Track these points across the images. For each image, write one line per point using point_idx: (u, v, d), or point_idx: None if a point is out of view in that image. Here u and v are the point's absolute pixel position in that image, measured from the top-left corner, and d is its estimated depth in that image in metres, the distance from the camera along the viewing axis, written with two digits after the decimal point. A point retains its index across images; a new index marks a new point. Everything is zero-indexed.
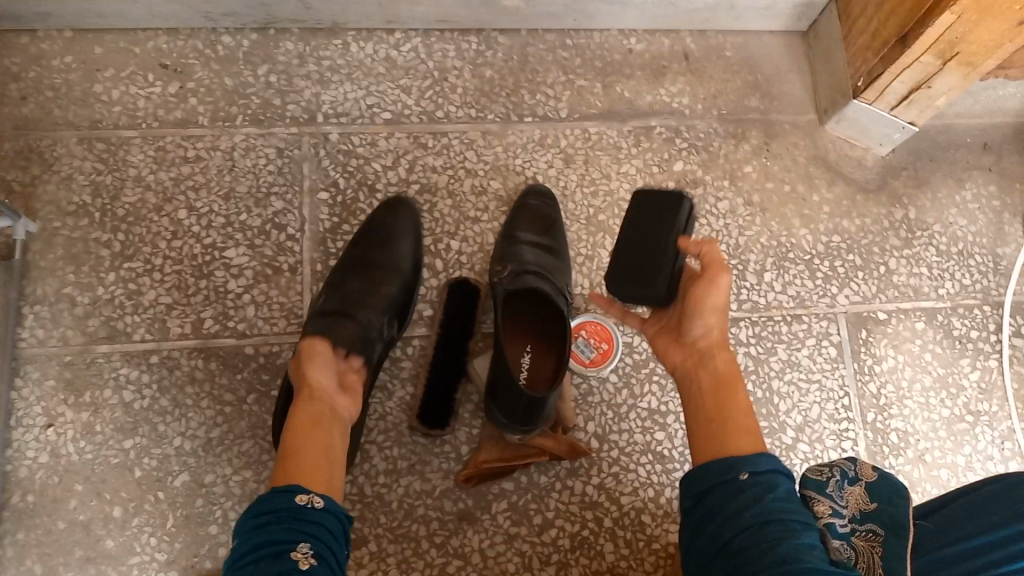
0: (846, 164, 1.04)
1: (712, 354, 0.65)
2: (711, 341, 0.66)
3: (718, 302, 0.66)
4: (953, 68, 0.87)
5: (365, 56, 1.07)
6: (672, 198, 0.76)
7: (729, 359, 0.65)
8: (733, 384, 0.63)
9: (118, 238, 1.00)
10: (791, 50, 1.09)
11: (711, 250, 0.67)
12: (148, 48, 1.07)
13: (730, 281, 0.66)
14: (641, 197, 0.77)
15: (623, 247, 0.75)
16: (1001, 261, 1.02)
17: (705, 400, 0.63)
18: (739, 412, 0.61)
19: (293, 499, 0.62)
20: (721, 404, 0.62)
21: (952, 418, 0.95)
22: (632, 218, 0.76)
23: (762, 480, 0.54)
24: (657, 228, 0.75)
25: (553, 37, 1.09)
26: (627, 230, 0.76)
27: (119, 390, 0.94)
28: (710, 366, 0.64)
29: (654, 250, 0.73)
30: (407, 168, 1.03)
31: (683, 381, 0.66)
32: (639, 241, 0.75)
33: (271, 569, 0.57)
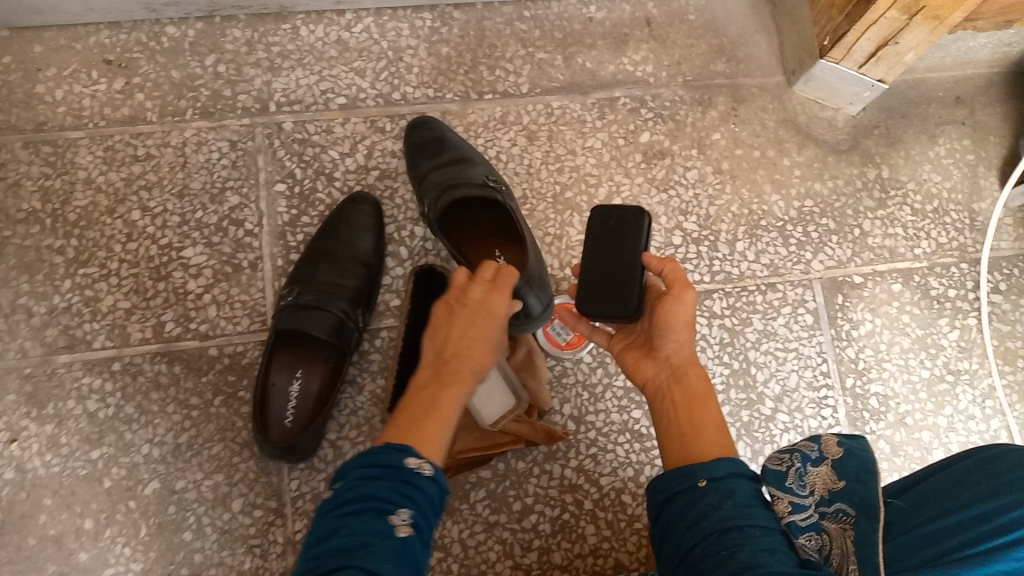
0: (817, 126, 1.02)
1: (685, 370, 0.65)
2: (682, 357, 0.66)
3: (686, 318, 0.65)
4: (920, 23, 0.84)
5: (316, 40, 1.03)
6: (632, 213, 0.74)
7: (702, 374, 0.64)
8: (706, 400, 0.63)
9: (71, 243, 0.96)
10: (757, 9, 1.05)
11: (674, 268, 0.67)
12: (90, 44, 1.02)
13: (695, 296, 0.65)
14: (600, 211, 0.75)
15: (588, 267, 0.73)
16: (977, 217, 1.00)
17: (678, 413, 0.62)
18: (711, 425, 0.60)
19: (404, 460, 0.57)
20: (693, 416, 0.61)
21: (932, 379, 0.94)
22: (592, 235, 0.74)
23: (721, 485, 0.54)
24: (621, 243, 0.73)
25: (510, 9, 1.05)
26: (589, 248, 0.74)
27: (82, 401, 0.91)
28: (683, 383, 0.64)
29: (622, 270, 0.72)
30: (366, 154, 1.00)
31: (654, 396, 0.65)
32: (604, 259, 0.73)
33: (368, 527, 0.53)
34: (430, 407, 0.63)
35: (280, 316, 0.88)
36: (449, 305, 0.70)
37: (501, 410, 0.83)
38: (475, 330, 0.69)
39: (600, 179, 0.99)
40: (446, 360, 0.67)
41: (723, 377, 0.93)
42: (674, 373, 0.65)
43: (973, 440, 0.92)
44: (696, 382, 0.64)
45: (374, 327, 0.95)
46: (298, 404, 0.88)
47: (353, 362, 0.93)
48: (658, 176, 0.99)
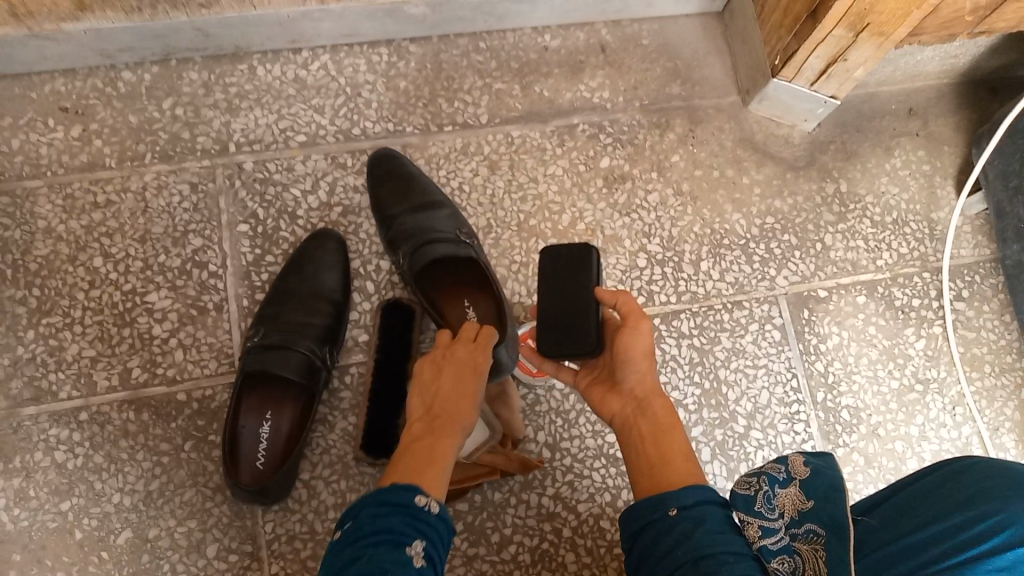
0: (774, 144, 1.03)
1: (648, 401, 0.66)
2: (646, 388, 0.67)
3: (644, 348, 0.67)
4: (866, 39, 0.85)
5: (273, 79, 1.03)
6: (580, 250, 0.74)
7: (667, 404, 0.65)
8: (673, 429, 0.63)
9: (33, 293, 0.95)
10: (709, 32, 1.07)
11: (626, 299, 0.69)
12: (45, 91, 1.02)
13: (651, 326, 0.67)
14: (549, 251, 0.75)
15: (545, 308, 0.73)
16: (936, 226, 1.01)
17: (646, 444, 0.63)
18: (678, 453, 0.61)
19: (415, 498, 0.57)
20: (660, 445, 0.62)
21: (901, 389, 0.95)
22: (543, 275, 0.75)
23: (691, 514, 0.54)
24: (573, 281, 0.73)
25: (465, 41, 1.05)
26: (543, 288, 0.74)
27: (50, 452, 0.90)
28: (649, 414, 0.65)
29: (577, 308, 0.72)
30: (328, 190, 1.00)
31: (622, 429, 0.66)
32: (559, 298, 0.73)
33: (387, 560, 0.52)
34: (429, 453, 0.63)
35: (247, 358, 0.87)
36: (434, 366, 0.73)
37: (476, 441, 0.82)
38: (460, 387, 0.70)
39: (564, 205, 1.00)
40: (437, 415, 0.68)
41: (695, 397, 0.93)
42: (639, 404, 0.66)
43: (945, 448, 0.93)
44: (660, 412, 0.64)
45: (344, 364, 0.94)
46: (269, 447, 0.87)
47: (324, 400, 0.93)
48: (620, 201, 1.00)
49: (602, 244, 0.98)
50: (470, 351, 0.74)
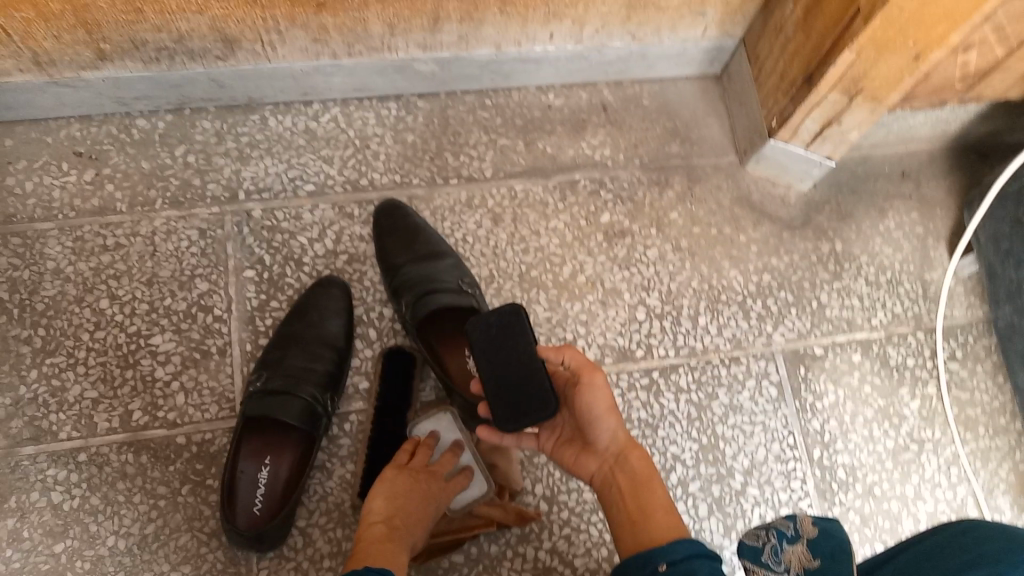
0: (771, 203, 1.06)
1: (625, 456, 0.72)
2: (619, 443, 0.72)
3: (608, 402, 0.72)
4: (860, 103, 0.89)
5: (284, 130, 1.06)
6: (509, 316, 0.74)
7: (642, 457, 0.71)
8: (649, 481, 0.69)
9: (39, 333, 0.96)
10: (707, 94, 1.11)
11: (574, 355, 0.73)
12: (61, 136, 1.04)
13: (605, 377, 0.72)
14: (478, 325, 0.74)
15: (492, 385, 0.74)
16: (930, 287, 1.03)
17: (625, 497, 0.68)
18: (656, 506, 0.66)
19: None
20: (639, 498, 0.68)
21: (897, 449, 0.96)
22: (479, 350, 0.74)
23: (679, 569, 0.55)
24: (511, 350, 0.74)
25: (472, 98, 1.09)
26: (483, 365, 0.74)
27: (47, 492, 0.90)
28: (626, 467, 0.71)
29: (524, 378, 0.73)
30: (334, 238, 1.02)
31: (603, 487, 0.72)
32: (502, 372, 0.74)
33: None
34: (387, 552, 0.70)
35: (247, 406, 0.88)
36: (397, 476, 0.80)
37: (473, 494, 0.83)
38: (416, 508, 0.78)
39: (564, 258, 1.01)
40: (397, 524, 0.75)
41: (692, 453, 0.93)
42: (616, 459, 0.72)
43: (941, 509, 0.94)
44: (637, 466, 0.70)
45: (343, 412, 0.94)
46: (267, 492, 0.87)
47: (323, 447, 0.93)
48: (620, 255, 1.02)
49: (602, 297, 1.00)
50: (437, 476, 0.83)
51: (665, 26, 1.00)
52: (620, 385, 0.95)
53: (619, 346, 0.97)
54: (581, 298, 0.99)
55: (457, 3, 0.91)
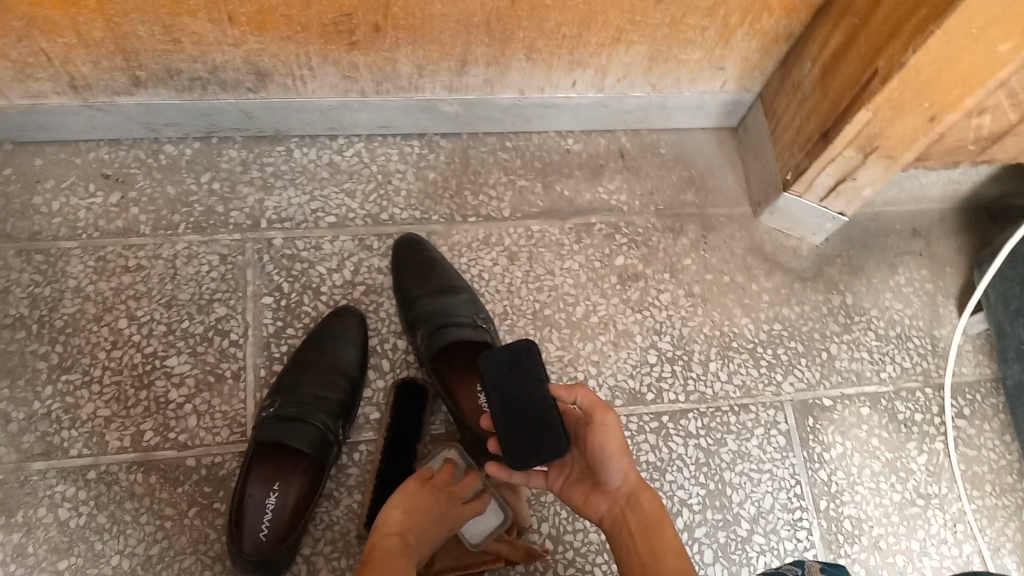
0: (783, 254, 1.08)
1: (635, 497, 0.74)
2: (631, 484, 0.75)
3: (621, 444, 0.73)
4: (875, 160, 0.91)
5: (309, 162, 1.09)
6: (520, 352, 0.74)
7: (653, 498, 0.74)
8: (659, 523, 0.73)
9: (56, 349, 0.97)
10: (723, 146, 1.14)
11: (586, 394, 0.73)
12: (89, 158, 1.07)
13: (618, 419, 0.72)
14: (488, 361, 0.74)
15: (503, 421, 0.73)
16: (938, 343, 1.04)
17: (638, 541, 0.72)
18: (669, 550, 0.71)
19: None
20: (652, 542, 0.72)
21: (903, 503, 0.96)
22: (491, 386, 0.74)
23: None
24: (521, 385, 0.74)
25: (493, 140, 1.12)
26: (495, 402, 0.74)
27: (54, 509, 0.90)
28: (637, 509, 0.74)
29: (535, 413, 0.73)
30: (353, 270, 1.04)
31: (614, 527, 0.75)
32: (513, 408, 0.73)
33: None
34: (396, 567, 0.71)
35: (259, 432, 0.88)
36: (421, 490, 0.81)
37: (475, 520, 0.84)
38: (430, 530, 0.79)
39: (578, 298, 1.03)
40: (411, 541, 0.76)
41: (700, 498, 0.93)
42: (627, 500, 0.75)
43: (946, 565, 0.93)
44: (649, 507, 0.74)
45: (353, 441, 0.95)
46: (274, 518, 0.87)
47: (331, 476, 0.93)
48: (633, 298, 1.03)
49: (614, 339, 1.01)
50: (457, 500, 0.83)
51: (684, 78, 1.03)
52: (630, 427, 0.96)
53: (629, 389, 0.98)
54: (594, 339, 1.01)
55: (485, 48, 0.95)
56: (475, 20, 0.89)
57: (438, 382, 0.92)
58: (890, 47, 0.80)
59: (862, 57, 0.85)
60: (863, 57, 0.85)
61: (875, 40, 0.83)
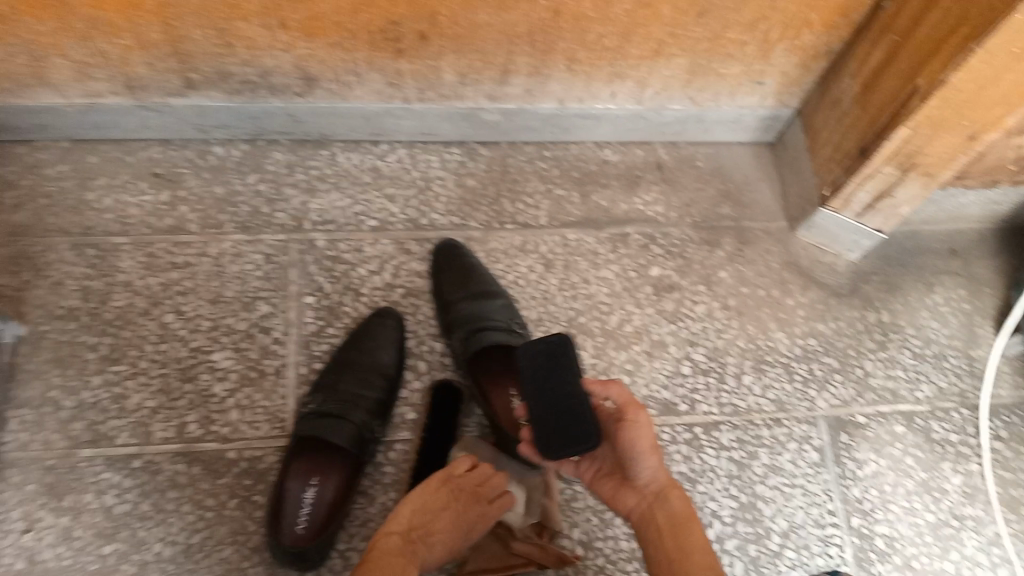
0: (819, 269, 1.08)
1: (665, 494, 0.76)
2: (660, 481, 0.77)
3: (650, 442, 0.74)
4: (914, 178, 0.93)
5: (352, 167, 1.12)
6: (556, 343, 0.74)
7: (682, 497, 0.76)
8: (686, 519, 0.75)
9: (105, 341, 1.01)
10: (760, 161, 1.14)
11: (620, 391, 0.74)
12: (141, 157, 1.10)
13: (648, 417, 0.73)
14: (525, 353, 0.74)
15: (536, 413, 0.73)
16: (975, 363, 1.04)
17: (666, 539, 0.74)
18: (697, 549, 0.73)
19: None
20: (680, 540, 0.73)
21: (938, 523, 0.95)
22: (525, 377, 0.74)
23: None
24: (555, 377, 0.73)
25: (532, 149, 1.14)
26: (528, 393, 0.74)
27: (100, 495, 0.94)
28: (666, 507, 0.76)
29: (567, 406, 0.72)
30: (392, 273, 1.06)
31: (641, 522, 0.77)
32: (547, 400, 0.73)
33: None
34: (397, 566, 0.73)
35: (299, 425, 0.91)
36: (439, 489, 0.82)
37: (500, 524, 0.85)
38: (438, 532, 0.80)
39: (613, 307, 1.04)
40: (414, 540, 0.78)
41: (732, 511, 0.94)
42: (656, 497, 0.76)
43: None
44: (677, 505, 0.76)
45: (389, 440, 0.97)
46: (312, 512, 0.88)
47: (368, 473, 0.95)
48: (668, 308, 1.04)
49: (648, 348, 1.02)
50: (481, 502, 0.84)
51: (724, 91, 1.04)
52: (663, 437, 0.96)
53: (662, 399, 0.99)
54: (627, 348, 1.02)
55: (527, 58, 0.96)
56: (518, 30, 0.91)
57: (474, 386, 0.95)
58: (930, 65, 0.81)
59: (902, 75, 0.85)
60: (903, 75, 0.85)
61: (915, 58, 0.83)
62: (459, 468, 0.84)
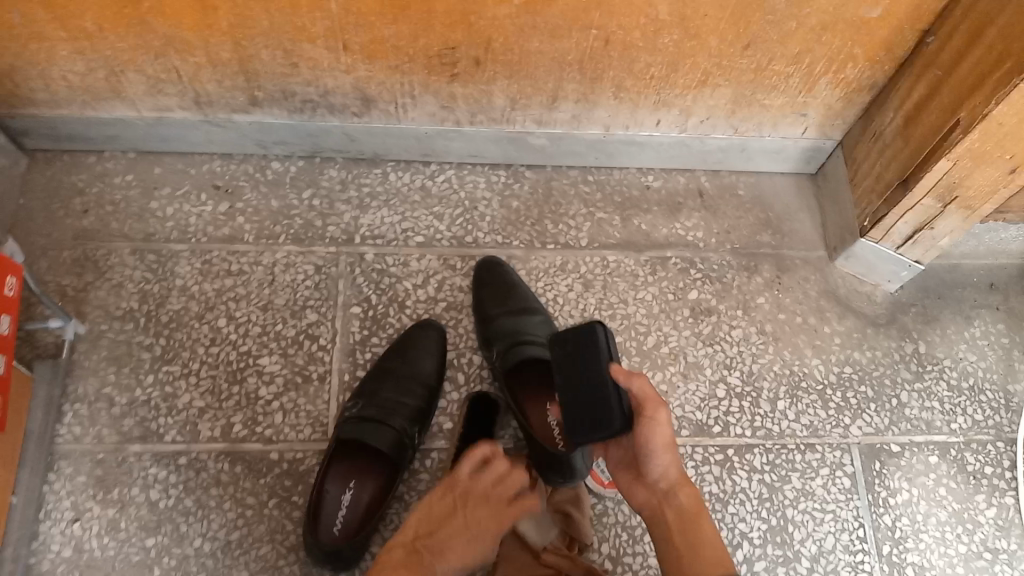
0: (856, 299, 1.09)
1: (676, 491, 0.77)
2: (672, 477, 0.77)
3: (665, 438, 0.75)
4: (954, 211, 0.94)
5: (402, 185, 1.16)
6: (587, 332, 0.81)
7: (692, 494, 0.77)
8: (696, 518, 0.75)
9: (160, 342, 1.05)
10: (801, 190, 1.16)
11: (642, 384, 0.75)
12: (203, 170, 1.16)
13: (667, 413, 0.74)
14: (559, 341, 0.83)
15: (567, 397, 0.80)
16: (1012, 398, 1.03)
17: (676, 535, 0.74)
18: (706, 546, 0.73)
19: None
20: (689, 538, 0.74)
21: (970, 555, 0.95)
22: (559, 364, 0.82)
23: None
24: (585, 363, 0.80)
25: (576, 173, 1.17)
26: (561, 378, 0.81)
27: (146, 489, 0.97)
28: (676, 504, 0.76)
29: (594, 389, 0.79)
30: (436, 287, 1.10)
31: (652, 518, 0.77)
32: (577, 383, 0.80)
33: None
34: None
35: (340, 429, 0.94)
36: (441, 497, 0.80)
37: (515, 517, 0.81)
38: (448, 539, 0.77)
39: (650, 328, 1.06)
40: (420, 549, 0.76)
41: (762, 533, 0.94)
42: (667, 494, 0.77)
43: None
44: (688, 502, 0.76)
45: (426, 448, 1.00)
46: (348, 515, 0.91)
47: (403, 480, 0.98)
48: (704, 331, 1.06)
49: (684, 370, 1.03)
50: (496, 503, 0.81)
51: (766, 122, 1.06)
52: (695, 457, 0.98)
53: (696, 421, 1.00)
54: (663, 369, 1.03)
55: (576, 84, 1.00)
56: (568, 57, 0.95)
57: (512, 397, 0.97)
58: (972, 99, 0.83)
59: (943, 108, 0.87)
60: (945, 108, 0.87)
61: (957, 94, 0.85)
62: (460, 470, 0.82)
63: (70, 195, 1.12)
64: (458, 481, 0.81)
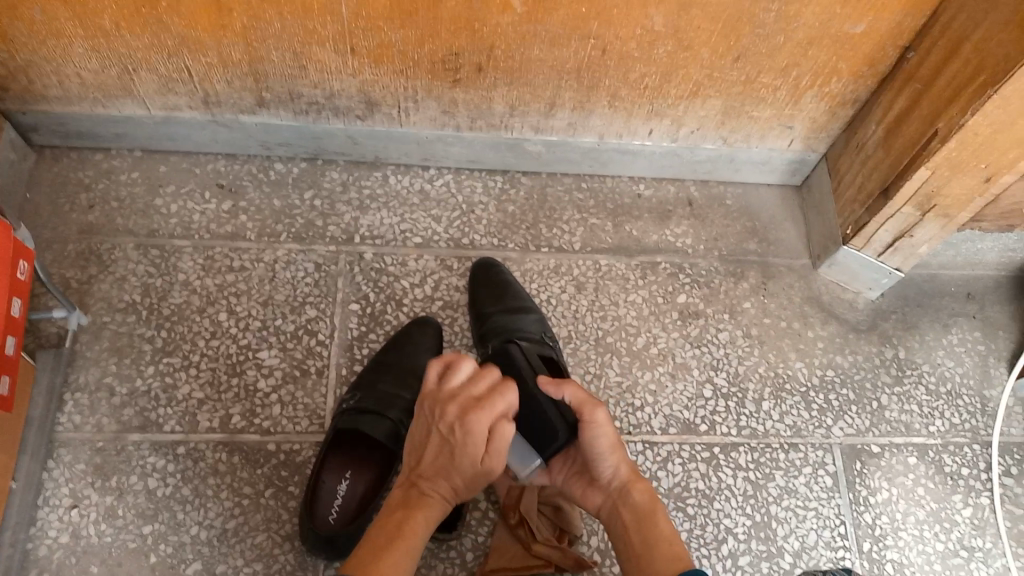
0: (838, 305, 1.13)
1: (629, 489, 0.80)
2: (623, 478, 0.81)
3: (611, 440, 0.79)
4: (932, 218, 0.98)
5: (402, 188, 1.19)
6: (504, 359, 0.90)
7: (644, 490, 0.80)
8: (651, 513, 0.79)
9: (161, 334, 1.07)
10: (787, 201, 1.20)
11: (574, 391, 0.76)
12: (207, 169, 1.19)
13: (604, 413, 0.76)
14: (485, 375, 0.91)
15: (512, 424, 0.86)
16: (988, 402, 1.07)
17: (631, 533, 0.78)
18: (662, 541, 0.77)
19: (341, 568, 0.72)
20: (645, 534, 0.77)
21: (946, 553, 0.98)
22: None
23: None
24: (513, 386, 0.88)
25: (570, 180, 1.21)
26: None
27: (145, 477, 0.99)
28: (631, 503, 0.80)
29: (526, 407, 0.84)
30: (433, 286, 1.13)
31: (610, 519, 0.81)
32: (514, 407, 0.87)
33: None
34: (392, 521, 0.75)
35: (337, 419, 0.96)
36: (422, 415, 0.78)
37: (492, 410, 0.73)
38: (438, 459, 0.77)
39: (639, 330, 1.09)
40: (416, 481, 0.78)
41: (745, 529, 0.97)
42: (621, 495, 0.81)
43: None
44: (641, 498, 0.80)
45: None
46: (343, 504, 0.94)
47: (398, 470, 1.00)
48: (692, 333, 1.09)
49: (672, 370, 1.06)
50: (460, 403, 0.74)
51: (754, 133, 1.11)
52: (682, 454, 1.01)
53: (683, 419, 1.03)
54: (652, 368, 1.06)
55: (573, 93, 1.04)
56: (568, 66, 0.99)
57: None
58: (949, 110, 0.87)
59: (923, 119, 0.92)
60: (924, 119, 0.91)
61: (935, 105, 0.90)
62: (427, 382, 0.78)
63: (76, 191, 1.15)
64: (424, 393, 0.77)
